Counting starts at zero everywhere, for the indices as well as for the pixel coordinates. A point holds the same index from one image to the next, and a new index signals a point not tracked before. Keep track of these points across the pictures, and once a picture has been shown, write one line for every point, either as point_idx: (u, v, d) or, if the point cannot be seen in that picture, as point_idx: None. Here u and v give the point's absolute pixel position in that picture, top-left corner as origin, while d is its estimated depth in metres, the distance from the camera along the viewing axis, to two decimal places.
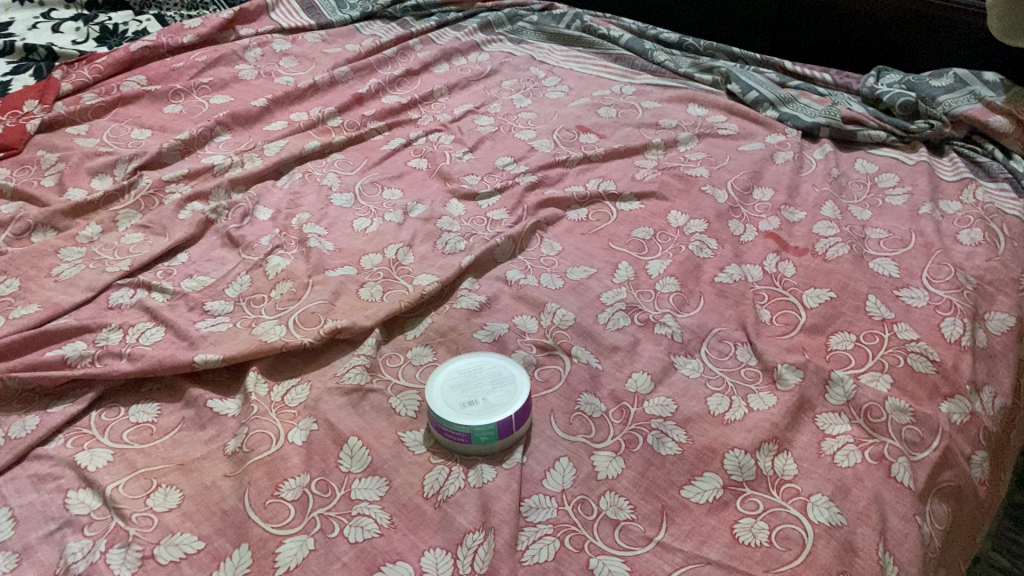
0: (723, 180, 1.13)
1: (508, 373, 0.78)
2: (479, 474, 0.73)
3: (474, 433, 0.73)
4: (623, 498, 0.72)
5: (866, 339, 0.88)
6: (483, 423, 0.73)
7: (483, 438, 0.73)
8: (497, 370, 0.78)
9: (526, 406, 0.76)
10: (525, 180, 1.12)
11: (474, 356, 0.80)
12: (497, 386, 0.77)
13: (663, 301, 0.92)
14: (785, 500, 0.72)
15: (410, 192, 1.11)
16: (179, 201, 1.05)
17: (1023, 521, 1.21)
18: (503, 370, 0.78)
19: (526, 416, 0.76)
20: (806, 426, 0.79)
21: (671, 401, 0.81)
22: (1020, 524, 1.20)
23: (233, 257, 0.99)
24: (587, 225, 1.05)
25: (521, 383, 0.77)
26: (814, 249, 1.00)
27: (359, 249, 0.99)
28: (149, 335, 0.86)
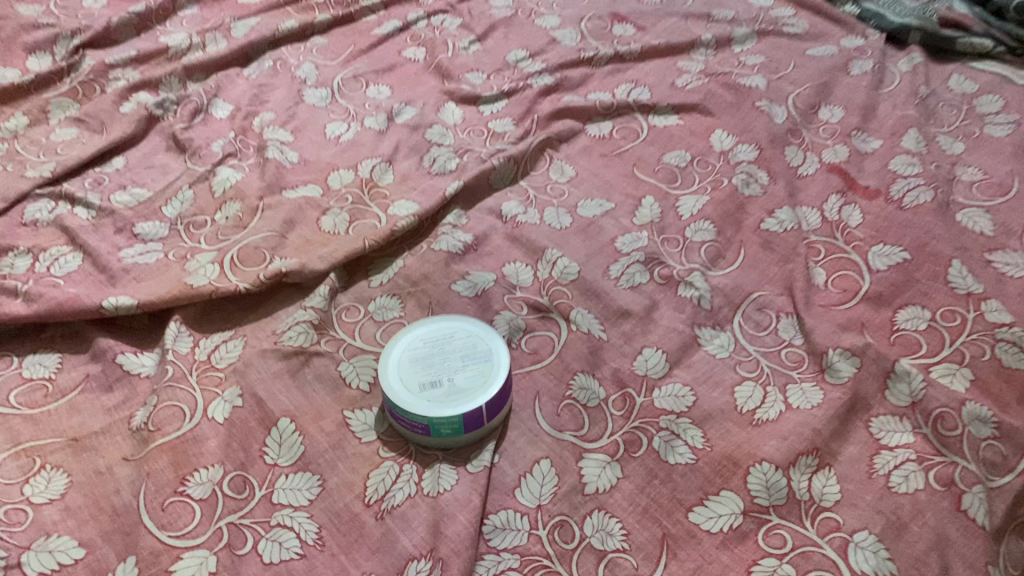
0: (783, 93, 0.92)
1: (483, 346, 0.62)
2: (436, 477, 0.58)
3: (434, 426, 0.58)
4: (615, 522, 0.57)
5: (943, 319, 0.69)
6: (444, 413, 0.58)
7: (441, 430, 0.58)
8: (472, 342, 0.62)
9: (502, 393, 0.60)
10: (539, 82, 0.93)
11: (445, 321, 0.64)
12: (467, 361, 0.61)
13: (693, 252, 0.74)
14: (821, 538, 0.57)
15: (400, 91, 0.92)
16: (123, 91, 0.88)
17: None
18: (479, 341, 0.62)
19: (502, 405, 0.60)
20: (857, 433, 0.63)
21: (688, 391, 0.64)
22: None
23: (177, 165, 0.82)
24: (609, 144, 0.86)
25: (499, 363, 0.61)
26: (888, 193, 0.80)
27: (327, 163, 0.82)
28: (62, 263, 0.72)
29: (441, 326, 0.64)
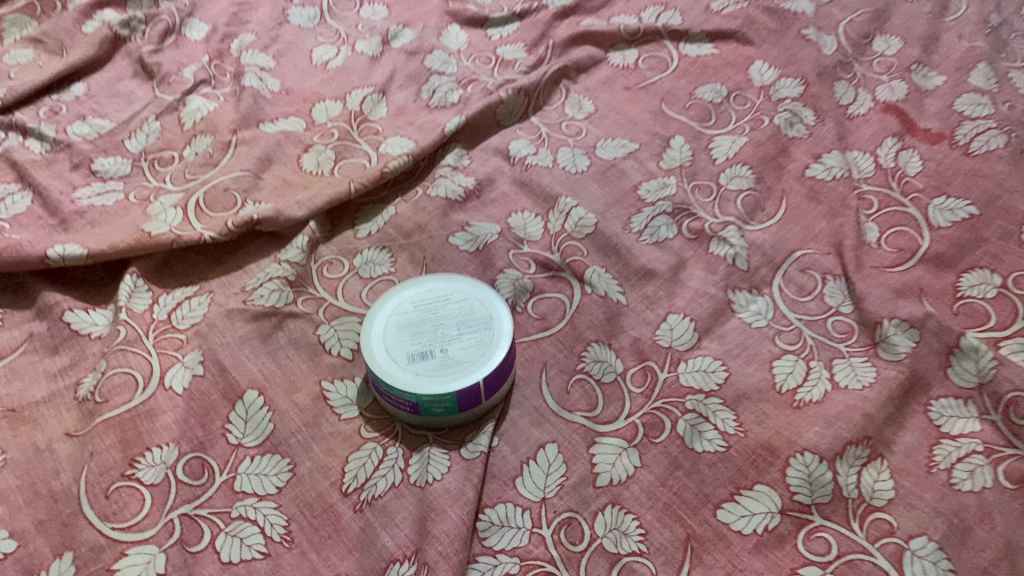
0: (833, 20, 0.81)
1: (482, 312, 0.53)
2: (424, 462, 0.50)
3: (423, 404, 0.50)
4: (631, 521, 0.49)
5: (1017, 285, 0.59)
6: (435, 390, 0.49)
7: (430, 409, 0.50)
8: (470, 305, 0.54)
9: (503, 368, 0.51)
10: (556, 4, 0.82)
11: (440, 279, 0.55)
12: (463, 327, 0.52)
13: (727, 202, 0.65)
14: (872, 544, 0.48)
15: (399, 12, 0.82)
16: (86, 8, 0.79)
17: None
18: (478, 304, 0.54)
19: (503, 382, 0.52)
20: (914, 419, 0.54)
21: (720, 366, 0.55)
22: None
23: (145, 93, 0.73)
24: (634, 75, 0.76)
25: (501, 332, 0.52)
26: (953, 136, 0.70)
27: (313, 93, 0.72)
28: (9, 204, 0.63)
29: (435, 286, 0.55)
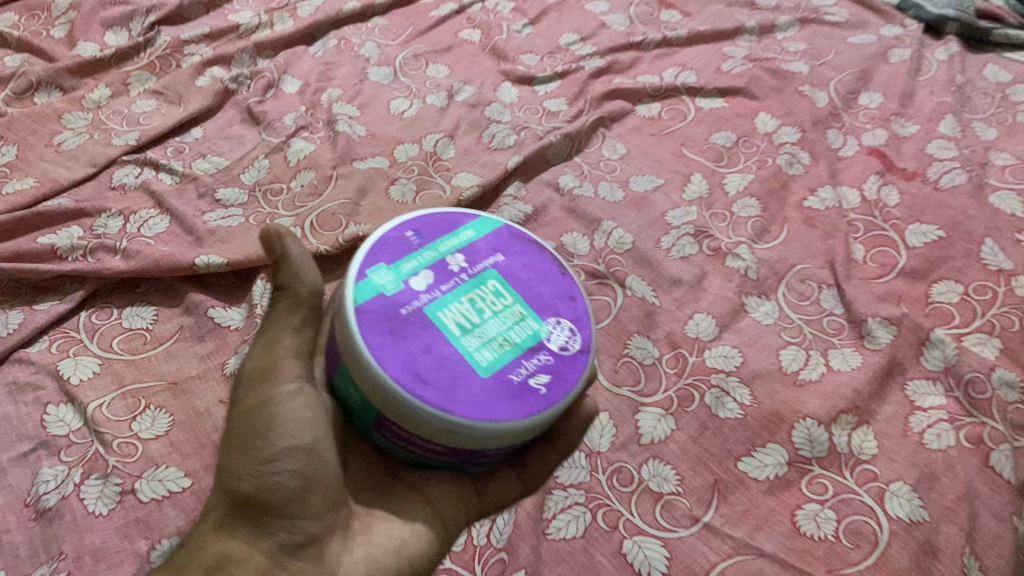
0: (825, 79, 0.95)
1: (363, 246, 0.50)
2: (377, 343, 0.45)
3: (552, 432, 0.57)
4: (669, 468, 0.62)
5: (976, 293, 0.74)
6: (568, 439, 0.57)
7: (535, 461, 0.57)
8: (432, 239, 0.51)
9: (386, 253, 0.49)
10: (591, 65, 0.97)
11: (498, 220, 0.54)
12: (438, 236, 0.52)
13: (740, 226, 0.80)
14: (860, 486, 0.62)
15: (458, 70, 0.97)
16: (198, 65, 0.93)
17: None
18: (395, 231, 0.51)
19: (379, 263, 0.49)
20: (894, 395, 0.68)
21: (737, 352, 0.69)
22: None
23: (252, 136, 0.87)
24: (658, 124, 0.91)
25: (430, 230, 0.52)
26: (926, 174, 0.84)
27: (393, 136, 0.87)
28: (151, 225, 0.77)
29: (507, 228, 0.53)
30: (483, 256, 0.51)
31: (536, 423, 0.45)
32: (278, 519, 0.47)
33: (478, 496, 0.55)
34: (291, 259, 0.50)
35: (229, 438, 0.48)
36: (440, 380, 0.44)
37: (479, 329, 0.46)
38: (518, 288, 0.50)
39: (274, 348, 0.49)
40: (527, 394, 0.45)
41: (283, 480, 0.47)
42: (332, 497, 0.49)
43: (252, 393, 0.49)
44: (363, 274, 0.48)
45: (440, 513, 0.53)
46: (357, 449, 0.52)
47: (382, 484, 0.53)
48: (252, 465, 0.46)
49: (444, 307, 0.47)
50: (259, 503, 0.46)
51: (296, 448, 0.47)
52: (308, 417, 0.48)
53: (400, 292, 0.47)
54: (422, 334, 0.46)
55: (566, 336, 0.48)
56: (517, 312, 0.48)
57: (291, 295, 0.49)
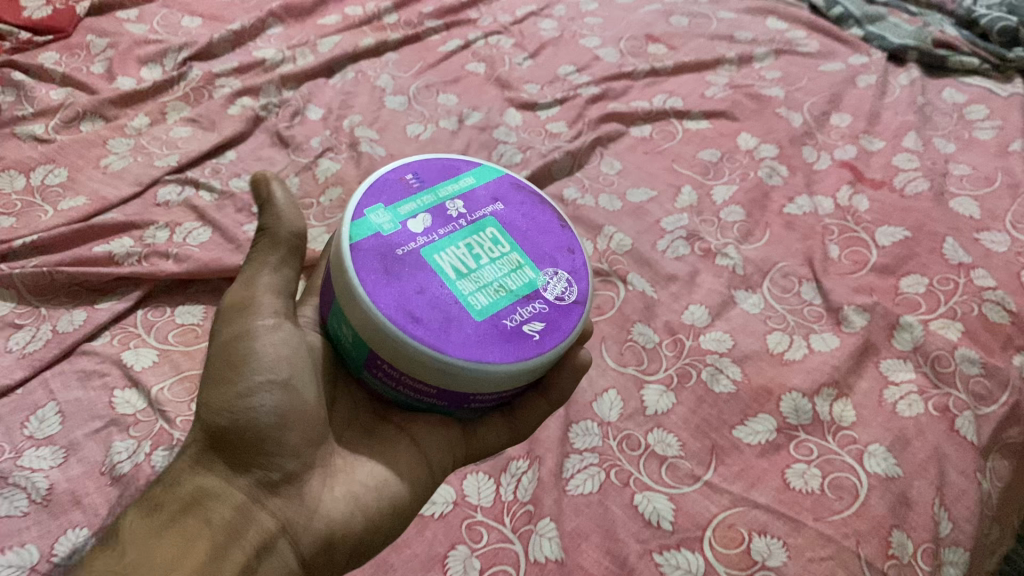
0: (800, 102, 1.05)
1: (363, 184, 0.54)
2: (369, 282, 0.48)
3: (544, 383, 0.59)
4: (672, 435, 0.70)
5: (940, 284, 0.83)
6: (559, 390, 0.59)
7: (525, 412, 0.60)
8: (433, 183, 0.55)
9: (387, 192, 0.53)
10: (587, 92, 1.07)
11: (500, 168, 0.58)
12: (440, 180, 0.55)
13: (727, 230, 0.88)
14: (841, 448, 0.70)
15: (466, 98, 1.06)
16: (229, 95, 1.02)
17: None
18: (396, 174, 0.55)
19: (381, 199, 0.52)
20: (869, 370, 0.76)
21: (728, 337, 0.77)
22: None
23: (282, 157, 0.95)
24: (651, 144, 1.00)
25: (435, 170, 0.56)
26: (892, 183, 0.94)
27: (411, 156, 0.96)
28: (195, 235, 0.85)
29: (507, 178, 0.57)
30: (484, 206, 0.54)
31: (529, 368, 0.48)
32: (258, 454, 0.50)
33: (465, 441, 0.59)
34: (276, 203, 0.55)
35: (208, 374, 0.52)
36: (434, 321, 0.47)
37: (475, 273, 0.49)
38: (517, 237, 0.53)
39: (255, 285, 0.54)
40: (521, 339, 0.48)
41: (260, 413, 0.50)
42: (310, 434, 0.52)
43: (230, 326, 0.52)
44: (362, 214, 0.51)
45: (426, 452, 0.56)
46: (348, 387, 0.57)
47: (367, 424, 0.57)
48: (230, 398, 0.50)
49: (441, 250, 0.50)
50: (238, 435, 0.50)
51: (273, 382, 0.50)
52: (285, 352, 0.52)
53: (398, 233, 0.50)
54: (416, 275, 0.49)
55: (564, 287, 0.51)
56: (515, 261, 0.51)
57: (270, 233, 0.54)
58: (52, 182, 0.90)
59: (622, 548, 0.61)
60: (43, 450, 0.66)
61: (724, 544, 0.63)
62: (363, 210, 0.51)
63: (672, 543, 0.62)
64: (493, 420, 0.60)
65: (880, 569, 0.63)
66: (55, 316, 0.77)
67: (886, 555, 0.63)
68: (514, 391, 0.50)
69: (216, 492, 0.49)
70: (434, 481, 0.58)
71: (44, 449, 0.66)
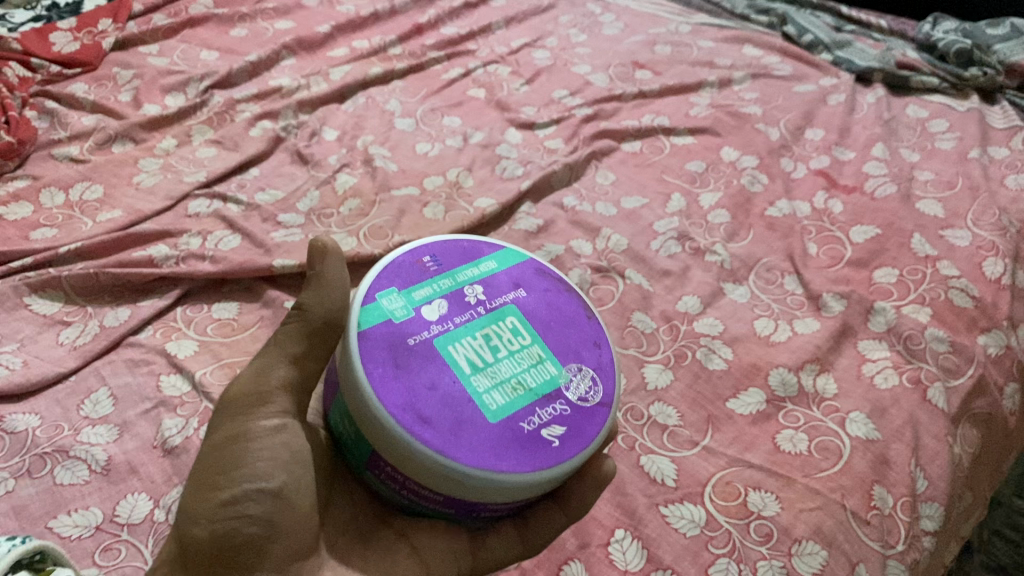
0: (776, 119, 1.14)
1: (380, 266, 0.54)
2: (375, 377, 0.47)
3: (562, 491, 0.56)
4: (671, 408, 0.77)
5: (909, 274, 0.91)
6: (578, 499, 0.56)
7: (539, 523, 0.56)
8: (452, 267, 0.55)
9: (405, 276, 0.53)
10: (581, 112, 1.16)
11: (524, 254, 0.58)
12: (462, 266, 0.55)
13: (714, 231, 0.96)
14: (825, 415, 0.77)
15: (469, 120, 1.15)
16: (250, 119, 1.10)
17: None
18: (413, 255, 0.55)
19: (399, 282, 0.53)
20: (848, 350, 0.83)
21: (719, 322, 0.85)
22: None
23: (302, 173, 1.03)
24: (641, 157, 1.09)
25: (457, 254, 0.56)
26: (863, 188, 1.02)
27: (421, 171, 1.04)
28: (226, 242, 0.92)
29: (530, 266, 0.57)
30: (505, 292, 0.54)
31: (544, 478, 0.46)
32: (236, 569, 0.47)
33: (473, 554, 0.55)
34: (330, 280, 0.50)
35: (196, 472, 0.49)
36: (444, 424, 0.46)
37: (490, 369, 0.49)
38: (538, 327, 0.53)
39: (265, 380, 0.50)
40: (538, 445, 0.47)
41: (241, 525, 0.47)
42: (296, 548, 0.49)
43: (229, 424, 0.50)
44: (374, 299, 0.51)
45: (427, 564, 0.52)
46: (348, 492, 0.56)
47: (366, 532, 0.55)
48: (212, 508, 0.47)
49: (456, 341, 0.50)
50: (215, 547, 0.47)
51: (264, 493, 0.47)
52: (283, 457, 0.49)
53: (411, 322, 0.50)
54: (428, 368, 0.48)
55: (587, 387, 0.50)
56: (536, 354, 0.51)
57: (300, 317, 0.50)
58: (89, 197, 0.97)
59: (632, 501, 0.68)
60: (99, 428, 0.72)
61: (724, 497, 0.69)
62: (376, 295, 0.51)
63: (676, 497, 0.69)
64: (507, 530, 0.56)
65: (864, 519, 0.69)
66: (100, 313, 0.83)
67: (869, 506, 0.70)
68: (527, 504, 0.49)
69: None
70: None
71: (100, 427, 0.72)
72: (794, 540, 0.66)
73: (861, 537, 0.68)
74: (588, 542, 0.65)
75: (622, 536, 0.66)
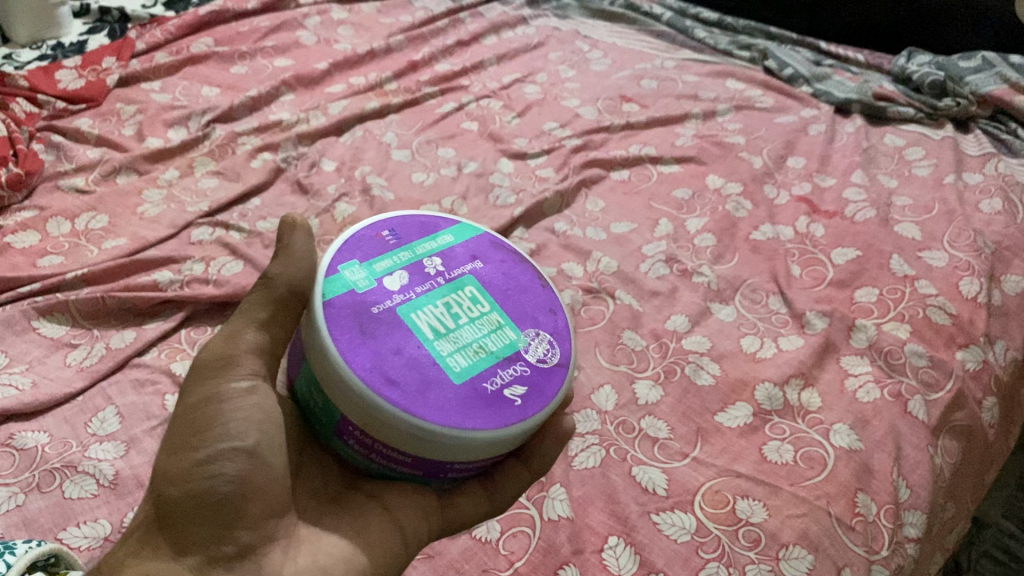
0: (759, 148, 1.19)
1: (339, 241, 0.55)
2: (341, 344, 0.48)
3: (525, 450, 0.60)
4: (662, 421, 0.79)
5: (889, 293, 0.94)
6: (541, 459, 0.60)
7: (504, 479, 0.59)
8: (410, 240, 0.57)
9: (364, 249, 0.55)
10: (571, 143, 1.20)
11: (479, 228, 0.60)
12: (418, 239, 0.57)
13: (701, 254, 1.00)
14: (809, 427, 0.79)
15: (463, 151, 1.19)
16: (251, 151, 1.13)
17: None
18: (372, 230, 0.57)
19: (359, 254, 0.54)
20: (831, 365, 0.86)
21: (707, 339, 0.88)
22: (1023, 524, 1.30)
23: (302, 202, 1.06)
24: (630, 185, 1.13)
25: (411, 228, 0.58)
26: (844, 212, 1.06)
27: (417, 199, 1.07)
28: (229, 267, 0.95)
29: (486, 237, 0.60)
30: (463, 263, 0.57)
31: (508, 435, 0.49)
32: (214, 525, 0.49)
33: (442, 511, 0.58)
34: (294, 250, 0.53)
35: (171, 434, 0.51)
36: (410, 385, 0.48)
37: (452, 334, 0.51)
38: (496, 296, 0.55)
39: (234, 344, 0.52)
40: (501, 404, 0.49)
41: (218, 483, 0.49)
42: (271, 503, 0.51)
43: (200, 386, 0.52)
44: (337, 271, 0.53)
45: (400, 520, 0.55)
46: (319, 459, 0.58)
47: (339, 495, 0.58)
48: (188, 467, 0.49)
49: (418, 308, 0.52)
50: (194, 504, 0.49)
51: (238, 451, 0.50)
52: (256, 417, 0.51)
53: (374, 291, 0.52)
54: (393, 334, 0.50)
55: (545, 349, 0.53)
56: (494, 321, 0.53)
57: (268, 284, 0.52)
58: (95, 226, 1.00)
59: (624, 509, 0.71)
60: (107, 444, 0.74)
61: (713, 505, 0.71)
62: (339, 267, 0.53)
63: (667, 506, 0.71)
64: (474, 490, 0.59)
65: (849, 525, 0.71)
66: (107, 336, 0.86)
67: (853, 513, 0.72)
68: (491, 461, 0.51)
69: (157, 573, 0.48)
70: (407, 551, 0.57)
71: (107, 443, 0.74)
72: (782, 545, 0.69)
73: (847, 543, 0.70)
74: (582, 548, 0.68)
75: (615, 542, 0.68)
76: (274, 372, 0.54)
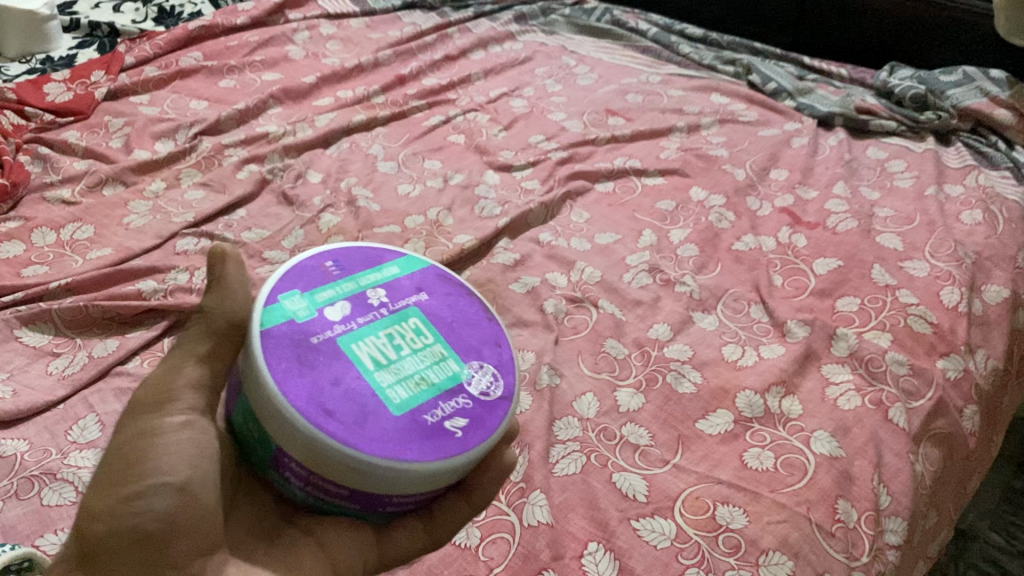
0: (743, 160, 1.20)
1: (280, 270, 0.54)
2: (278, 375, 0.46)
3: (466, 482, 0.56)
4: (643, 428, 0.79)
5: (870, 302, 0.95)
6: (480, 491, 0.56)
7: (443, 512, 0.56)
8: (354, 272, 0.55)
9: (305, 278, 0.53)
10: (556, 155, 1.20)
11: (425, 260, 0.59)
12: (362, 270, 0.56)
13: (684, 264, 1.00)
14: (790, 434, 0.80)
15: (449, 163, 1.19)
16: (237, 163, 1.14)
17: (1015, 535, 1.30)
18: (315, 259, 0.55)
19: (301, 283, 0.53)
20: (812, 373, 0.87)
21: (689, 347, 0.89)
22: (1012, 537, 1.30)
23: (288, 214, 1.07)
24: (614, 197, 1.13)
25: (354, 259, 0.57)
26: (826, 223, 1.07)
27: (402, 210, 1.08)
28: None
29: (433, 270, 0.58)
30: (408, 294, 0.55)
31: (448, 468, 0.47)
32: (142, 564, 0.47)
33: (378, 547, 0.55)
34: (231, 285, 0.51)
35: (98, 472, 0.49)
36: (347, 417, 0.46)
37: (393, 366, 0.49)
38: (440, 329, 0.54)
39: (173, 379, 0.51)
40: (441, 436, 0.48)
41: (146, 520, 0.46)
42: (201, 543, 0.48)
43: (134, 424, 0.50)
44: (277, 299, 0.51)
45: (333, 558, 0.52)
46: (251, 494, 0.55)
47: (272, 531, 0.54)
48: (113, 503, 0.47)
49: (360, 339, 0.50)
50: (120, 541, 0.46)
51: (168, 487, 0.47)
52: (189, 451, 0.49)
53: (316, 320, 0.50)
54: (332, 364, 0.48)
55: (488, 382, 0.51)
56: (438, 352, 0.52)
57: (206, 318, 0.51)
58: (80, 237, 1.00)
59: (604, 515, 0.71)
60: (86, 452, 0.74)
61: (693, 511, 0.71)
62: (279, 296, 0.51)
63: (647, 512, 0.71)
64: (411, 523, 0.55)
65: (829, 531, 0.71)
66: (89, 345, 0.86)
67: (834, 519, 0.72)
68: (432, 495, 0.50)
69: None
70: None
71: (87, 451, 0.74)
72: (762, 551, 0.69)
73: (827, 549, 0.70)
74: (562, 554, 0.68)
75: (595, 548, 0.68)
76: (213, 407, 0.52)
